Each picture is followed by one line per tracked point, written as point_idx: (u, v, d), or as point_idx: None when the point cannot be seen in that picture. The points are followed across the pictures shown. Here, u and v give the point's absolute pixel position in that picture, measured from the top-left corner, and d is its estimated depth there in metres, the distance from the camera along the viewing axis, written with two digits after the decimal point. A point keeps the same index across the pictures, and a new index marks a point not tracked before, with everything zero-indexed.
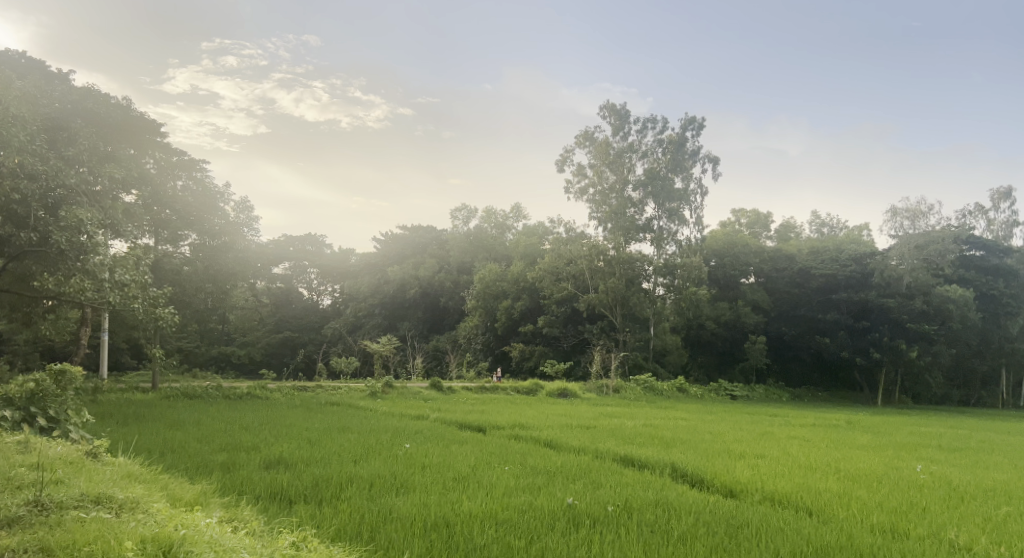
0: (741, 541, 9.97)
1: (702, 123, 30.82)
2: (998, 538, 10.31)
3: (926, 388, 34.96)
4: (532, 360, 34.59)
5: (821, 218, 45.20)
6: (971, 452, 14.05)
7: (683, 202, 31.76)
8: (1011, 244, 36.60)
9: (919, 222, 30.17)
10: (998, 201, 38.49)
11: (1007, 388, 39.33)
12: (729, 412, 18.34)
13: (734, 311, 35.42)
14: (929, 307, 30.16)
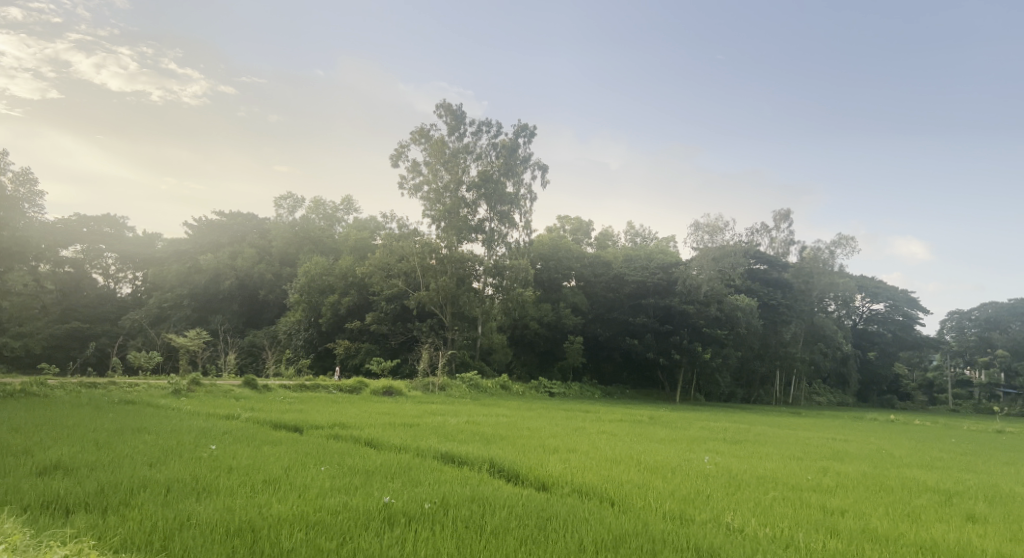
0: (549, 533, 10.47)
1: (534, 131, 31.99)
2: (765, 520, 11.73)
3: (716, 386, 38.90)
4: (356, 358, 33.82)
5: (635, 228, 48.64)
6: (750, 444, 15.85)
7: (513, 205, 32.78)
8: (786, 261, 41.94)
9: (717, 237, 33.63)
10: (779, 221, 43.68)
11: (780, 387, 44.86)
12: (547, 409, 19.18)
13: (556, 313, 36.94)
14: (721, 313, 33.90)
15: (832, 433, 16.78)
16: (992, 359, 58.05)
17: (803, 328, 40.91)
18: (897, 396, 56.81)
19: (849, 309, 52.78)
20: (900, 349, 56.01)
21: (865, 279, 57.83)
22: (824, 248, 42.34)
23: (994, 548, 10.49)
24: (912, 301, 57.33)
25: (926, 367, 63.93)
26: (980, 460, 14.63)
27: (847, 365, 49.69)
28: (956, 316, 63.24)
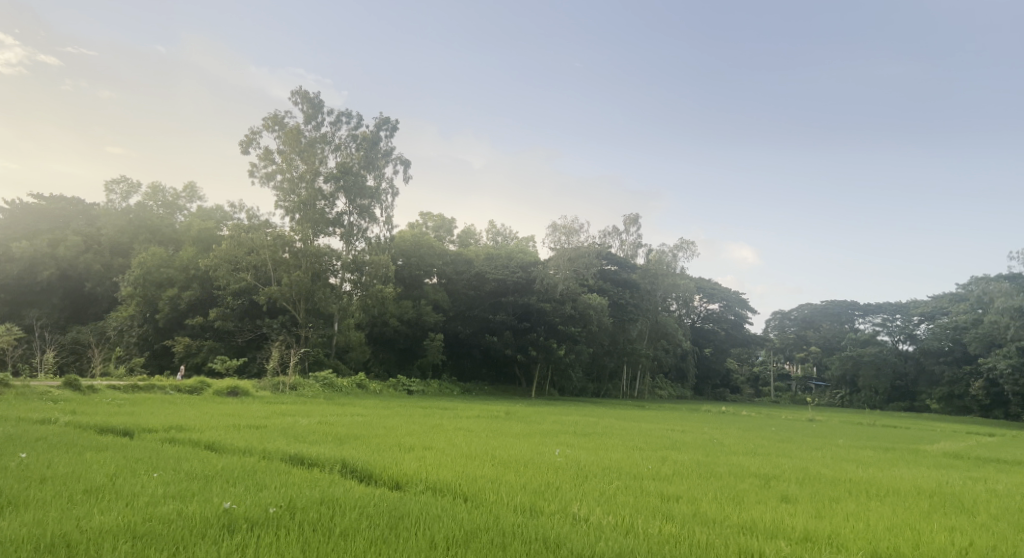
0: (400, 532, 10.39)
1: (396, 125, 31.64)
2: (608, 509, 12.32)
3: (568, 381, 40.37)
4: (198, 356, 31.76)
5: (495, 226, 49.37)
6: (598, 436, 16.60)
7: (373, 200, 32.24)
8: (636, 263, 44.43)
9: (572, 238, 34.82)
10: (629, 225, 46.16)
11: (627, 381, 47.37)
12: (403, 406, 19.01)
13: (416, 310, 36.57)
14: (575, 311, 35.50)
15: (671, 425, 17.95)
16: (806, 355, 64.90)
17: (648, 326, 43.49)
18: (728, 388, 61.90)
19: (689, 308, 56.77)
20: (731, 346, 61.11)
21: (704, 281, 62.50)
22: (668, 251, 45.21)
23: (802, 525, 11.70)
24: (743, 302, 62.75)
25: (753, 363, 70.26)
26: (795, 446, 16.27)
27: (687, 361, 53.45)
28: (778, 316, 69.84)
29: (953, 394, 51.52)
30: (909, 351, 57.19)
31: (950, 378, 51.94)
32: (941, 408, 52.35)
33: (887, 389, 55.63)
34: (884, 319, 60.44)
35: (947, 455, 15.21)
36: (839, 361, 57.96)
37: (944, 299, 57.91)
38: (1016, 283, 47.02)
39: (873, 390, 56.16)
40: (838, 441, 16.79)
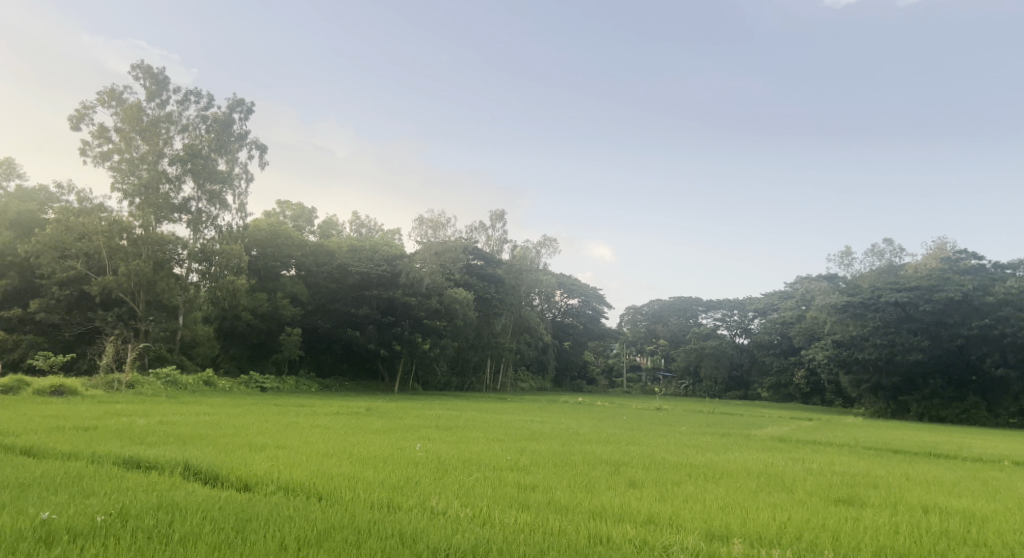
0: (247, 535, 9.89)
1: (251, 108, 30.06)
2: (466, 501, 12.43)
3: (432, 375, 40.28)
4: (16, 352, 28.51)
5: (359, 218, 48.25)
6: (459, 430, 16.68)
7: (225, 185, 30.44)
8: (501, 259, 45.18)
9: (440, 233, 36.47)
10: (495, 221, 46.81)
11: (490, 374, 47.96)
12: (256, 404, 18.11)
13: (272, 303, 34.84)
14: (441, 305, 35.78)
15: (530, 416, 18.42)
16: (655, 347, 68.96)
17: (511, 320, 44.41)
18: (585, 380, 64.36)
19: (550, 303, 58.29)
20: (589, 339, 63.70)
21: (565, 277, 64.56)
22: (531, 247, 46.32)
23: (647, 508, 12.42)
24: (600, 298, 65.52)
25: (607, 355, 73.67)
26: (643, 433, 17.24)
27: (547, 354, 55.08)
28: (631, 310, 73.55)
29: (780, 382, 57.04)
30: (745, 344, 62.54)
31: (778, 368, 57.47)
32: (770, 395, 57.74)
33: (726, 379, 60.50)
34: (723, 315, 65.66)
35: (773, 439, 16.75)
36: (684, 353, 62.20)
37: (774, 297, 63.90)
38: (833, 283, 52.81)
39: (713, 380, 60.84)
40: (681, 428, 17.99)
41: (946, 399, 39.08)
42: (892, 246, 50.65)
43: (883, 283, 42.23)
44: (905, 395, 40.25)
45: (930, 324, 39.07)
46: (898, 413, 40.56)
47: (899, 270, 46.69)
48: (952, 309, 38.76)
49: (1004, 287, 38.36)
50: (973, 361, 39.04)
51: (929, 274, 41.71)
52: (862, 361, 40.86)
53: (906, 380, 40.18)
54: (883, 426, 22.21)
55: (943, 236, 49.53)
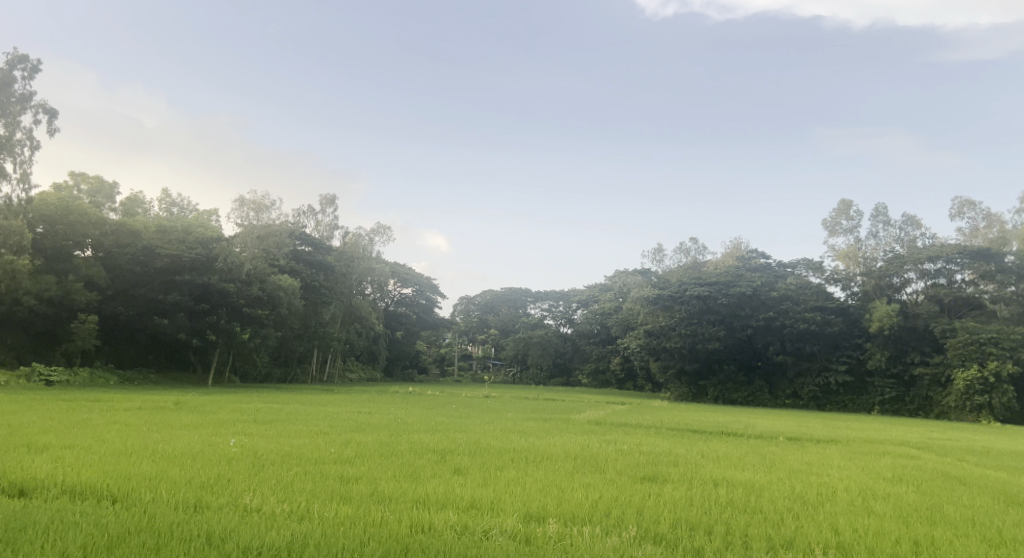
0: (21, 548, 8.75)
1: (37, 66, 26.47)
2: (283, 496, 11.90)
3: (252, 366, 38.15)
4: None
5: (171, 196, 44.37)
6: (279, 423, 15.92)
7: (3, 151, 26.59)
8: (331, 245, 43.82)
9: (262, 215, 35.67)
10: (324, 206, 45.24)
11: (316, 364, 46.27)
12: (40, 399, 16.06)
13: (63, 288, 30.80)
14: (263, 293, 34.60)
15: (357, 407, 18.04)
16: (486, 337, 70.39)
17: (340, 309, 43.24)
18: (416, 369, 64.30)
19: (383, 293, 57.44)
20: (421, 329, 63.55)
21: (398, 266, 63.98)
22: (363, 235, 45.31)
23: (469, 494, 12.64)
24: (433, 288, 65.58)
25: (439, 345, 73.83)
26: (470, 421, 17.52)
27: (378, 344, 54.20)
28: (464, 301, 74.29)
29: (598, 369, 60.88)
30: (569, 334, 65.97)
31: (597, 356, 61.35)
32: (590, 382, 61.41)
33: (551, 366, 63.26)
34: (550, 306, 68.91)
35: (591, 422, 17.76)
36: (513, 342, 64.25)
37: (596, 289, 68.03)
38: (647, 278, 57.22)
39: (539, 367, 63.44)
40: (506, 414, 18.54)
41: (737, 383, 43.79)
42: (697, 245, 55.79)
43: (688, 278, 46.32)
44: (704, 380, 44.43)
45: (725, 315, 43.65)
46: (698, 397, 44.72)
47: (702, 266, 51.43)
48: (743, 303, 43.48)
49: (786, 283, 44.34)
50: (758, 349, 44.49)
51: (726, 271, 46.06)
52: (669, 349, 44.45)
53: (705, 367, 44.36)
54: (684, 408, 24.38)
55: (738, 238, 55.43)
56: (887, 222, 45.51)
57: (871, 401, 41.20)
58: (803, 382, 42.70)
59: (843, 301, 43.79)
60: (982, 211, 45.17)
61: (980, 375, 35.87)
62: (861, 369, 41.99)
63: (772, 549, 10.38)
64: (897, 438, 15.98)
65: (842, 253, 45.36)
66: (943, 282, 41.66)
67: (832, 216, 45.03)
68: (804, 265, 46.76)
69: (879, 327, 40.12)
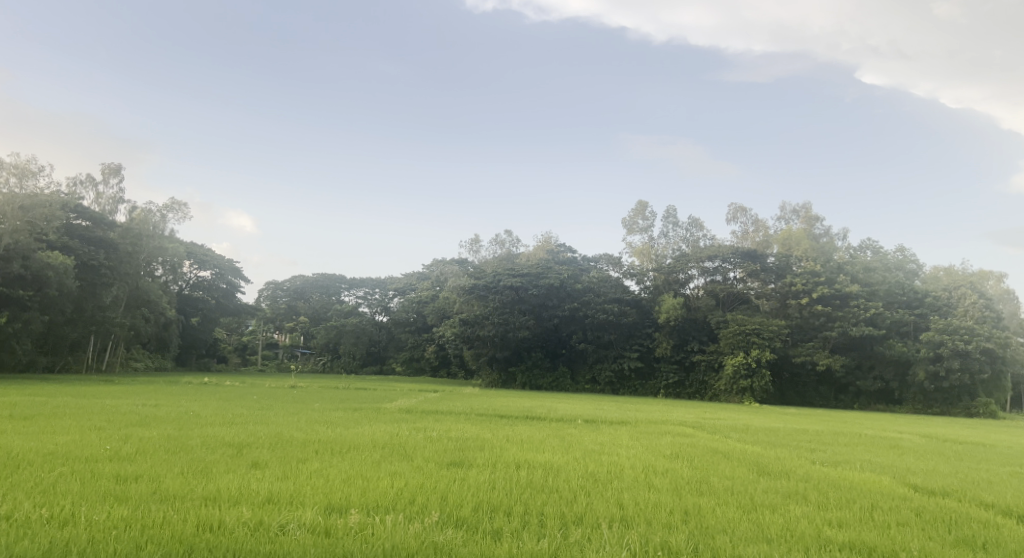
0: None
1: None
2: (42, 500, 10.51)
3: (10, 355, 33.30)
4: None
5: None
6: (42, 419, 14.01)
7: None
8: (115, 220, 39.40)
9: (27, 182, 31.10)
10: (108, 176, 40.56)
11: (93, 353, 41.34)
12: None
13: None
14: (27, 272, 30.26)
15: (141, 400, 16.40)
16: (295, 325, 67.58)
17: (125, 292, 39.12)
18: (213, 358, 59.80)
19: (178, 275, 52.38)
20: (221, 315, 59.15)
21: (195, 246, 58.89)
22: (154, 211, 41.58)
23: (268, 488, 12.03)
24: (236, 271, 61.08)
25: (242, 332, 69.37)
26: (272, 412, 16.67)
27: (171, 331, 49.72)
28: (271, 287, 69.83)
29: (412, 357, 61.22)
30: (384, 322, 65.25)
31: (411, 344, 61.49)
32: (403, 369, 61.43)
33: (364, 355, 62.20)
34: (365, 293, 67.84)
35: (401, 411, 17.68)
36: (324, 330, 62.14)
37: (412, 278, 67.96)
38: (463, 267, 58.14)
39: (350, 355, 62.00)
40: (312, 405, 17.89)
41: (542, 369, 45.95)
42: (511, 237, 57.70)
43: (501, 269, 47.50)
44: (513, 367, 45.97)
45: (535, 305, 45.54)
46: (507, 383, 46.17)
47: (515, 258, 53.30)
48: (552, 294, 45.72)
49: (589, 277, 47.25)
50: (563, 337, 47.13)
51: (537, 263, 47.95)
52: (482, 338, 45.41)
53: (514, 354, 45.95)
54: (489, 395, 25.09)
55: (548, 231, 58.12)
56: (676, 223, 50.21)
57: (657, 385, 45.42)
58: (601, 368, 45.85)
59: (637, 294, 47.76)
60: (752, 217, 51.31)
61: (745, 361, 40.85)
62: (650, 356, 46.05)
63: (564, 526, 11.03)
64: (675, 419, 17.75)
65: (638, 250, 49.26)
66: (720, 279, 47.05)
67: (630, 216, 48.74)
68: (606, 260, 50.42)
69: (667, 318, 44.20)
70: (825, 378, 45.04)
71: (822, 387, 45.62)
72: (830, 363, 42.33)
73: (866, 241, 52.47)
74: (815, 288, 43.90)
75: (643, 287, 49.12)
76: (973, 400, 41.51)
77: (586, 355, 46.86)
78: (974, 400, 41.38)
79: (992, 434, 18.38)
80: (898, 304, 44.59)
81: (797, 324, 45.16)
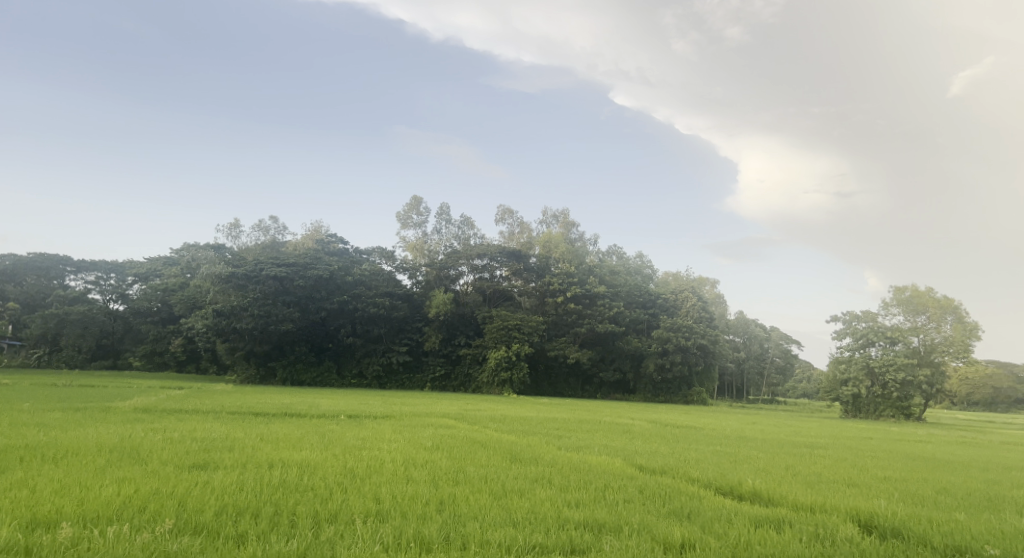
0: None
1: None
2: None
3: None
4: None
5: None
6: None
7: None
8: None
9: None
10: None
11: None
12: None
13: None
14: None
15: None
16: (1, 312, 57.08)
17: None
18: None
19: None
20: None
21: None
22: None
23: None
24: None
25: None
26: None
27: None
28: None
29: (154, 351, 55.33)
30: (119, 309, 57.69)
31: (153, 337, 55.53)
32: (142, 364, 55.17)
33: (93, 348, 54.63)
34: (97, 277, 59.56)
35: (136, 410, 15.86)
36: (41, 319, 51.32)
37: (157, 263, 61.37)
38: (219, 254, 53.82)
39: (75, 349, 53.93)
40: (21, 404, 15.33)
41: (306, 364, 43.97)
42: (276, 224, 54.74)
43: (264, 257, 44.49)
44: (273, 361, 42.89)
45: (300, 297, 43.42)
46: (265, 379, 42.71)
47: (280, 247, 50.61)
48: (319, 286, 44.11)
49: (361, 269, 46.66)
50: (330, 330, 45.69)
51: (304, 252, 45.84)
52: (238, 330, 41.25)
53: (275, 348, 43.28)
54: (238, 391, 23.42)
55: (318, 220, 56.13)
56: (449, 220, 51.39)
57: (423, 379, 46.00)
58: (367, 362, 45.23)
59: (408, 289, 48.09)
60: (518, 219, 54.21)
61: (506, 354, 43.02)
62: (418, 350, 46.70)
63: (317, 524, 10.67)
64: (437, 411, 18.16)
65: (411, 244, 49.45)
66: (487, 277, 49.22)
67: (404, 210, 48.88)
68: (378, 253, 50.05)
69: (436, 313, 45.18)
70: (574, 370, 49.01)
71: (572, 379, 49.67)
72: (580, 357, 46.39)
73: (613, 247, 58.31)
74: (569, 288, 47.87)
75: (412, 281, 49.36)
76: (689, 389, 48.34)
77: (353, 349, 46.06)
78: (691, 389, 48.32)
79: (700, 417, 21.56)
80: (636, 304, 50.40)
81: (553, 320, 48.70)
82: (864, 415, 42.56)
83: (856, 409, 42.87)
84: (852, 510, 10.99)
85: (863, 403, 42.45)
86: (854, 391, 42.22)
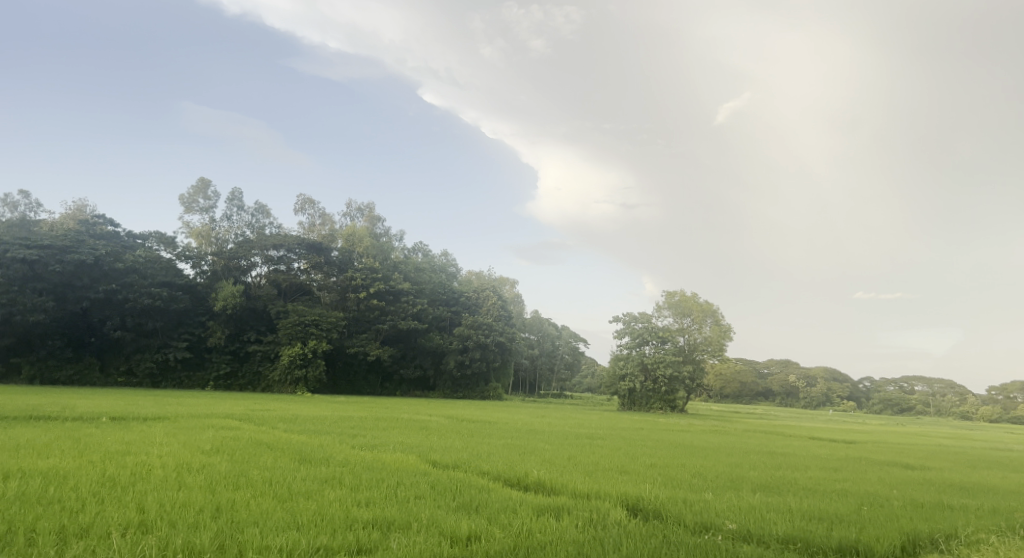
0: None
1: None
2: None
3: None
4: None
5: None
6: None
7: None
8: None
9: None
10: None
11: None
12: None
13: None
14: None
15: None
16: None
17: None
18: None
19: None
20: None
21: None
22: None
23: None
24: None
25: None
26: None
27: None
28: None
29: None
30: None
31: None
32: None
33: None
34: None
35: None
36: None
37: None
38: None
39: None
40: None
41: (60, 360, 38.65)
42: (29, 199, 47.68)
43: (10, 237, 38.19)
44: (17, 357, 37.60)
45: (57, 285, 38.01)
46: (5, 375, 37.38)
47: (32, 225, 44.07)
48: (81, 272, 38.88)
49: (133, 255, 41.56)
50: (93, 323, 40.36)
51: (64, 233, 40.19)
52: None
53: (21, 341, 37.58)
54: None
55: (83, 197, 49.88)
56: (241, 207, 48.12)
57: (205, 377, 42.60)
58: (139, 359, 40.89)
59: (191, 279, 44.17)
60: (319, 210, 52.35)
61: (301, 351, 41.22)
62: (200, 346, 43.26)
63: (62, 541, 9.40)
64: (218, 411, 16.89)
65: (195, 231, 45.49)
66: (283, 269, 46.89)
67: (188, 193, 44.92)
68: (156, 239, 45.37)
69: (223, 306, 42.02)
70: (374, 367, 48.28)
71: (371, 377, 48.87)
72: (380, 354, 45.83)
73: (418, 244, 58.45)
74: (371, 283, 47.03)
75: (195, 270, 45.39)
76: (486, 384, 49.95)
77: (122, 344, 41.33)
78: (487, 385, 49.98)
79: (492, 412, 22.33)
80: (438, 301, 51.03)
81: (353, 316, 47.62)
82: (637, 407, 46.61)
83: (631, 402, 46.76)
84: (621, 495, 11.99)
85: (637, 397, 46.45)
86: (630, 385, 46.03)
